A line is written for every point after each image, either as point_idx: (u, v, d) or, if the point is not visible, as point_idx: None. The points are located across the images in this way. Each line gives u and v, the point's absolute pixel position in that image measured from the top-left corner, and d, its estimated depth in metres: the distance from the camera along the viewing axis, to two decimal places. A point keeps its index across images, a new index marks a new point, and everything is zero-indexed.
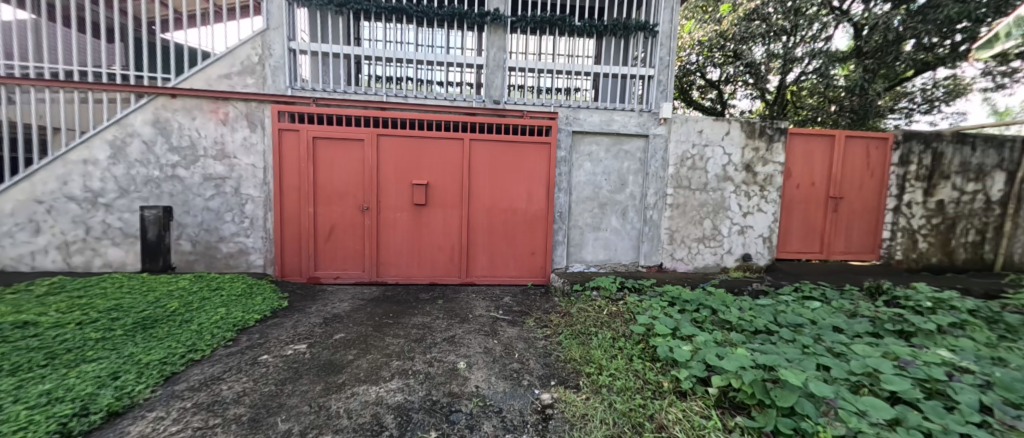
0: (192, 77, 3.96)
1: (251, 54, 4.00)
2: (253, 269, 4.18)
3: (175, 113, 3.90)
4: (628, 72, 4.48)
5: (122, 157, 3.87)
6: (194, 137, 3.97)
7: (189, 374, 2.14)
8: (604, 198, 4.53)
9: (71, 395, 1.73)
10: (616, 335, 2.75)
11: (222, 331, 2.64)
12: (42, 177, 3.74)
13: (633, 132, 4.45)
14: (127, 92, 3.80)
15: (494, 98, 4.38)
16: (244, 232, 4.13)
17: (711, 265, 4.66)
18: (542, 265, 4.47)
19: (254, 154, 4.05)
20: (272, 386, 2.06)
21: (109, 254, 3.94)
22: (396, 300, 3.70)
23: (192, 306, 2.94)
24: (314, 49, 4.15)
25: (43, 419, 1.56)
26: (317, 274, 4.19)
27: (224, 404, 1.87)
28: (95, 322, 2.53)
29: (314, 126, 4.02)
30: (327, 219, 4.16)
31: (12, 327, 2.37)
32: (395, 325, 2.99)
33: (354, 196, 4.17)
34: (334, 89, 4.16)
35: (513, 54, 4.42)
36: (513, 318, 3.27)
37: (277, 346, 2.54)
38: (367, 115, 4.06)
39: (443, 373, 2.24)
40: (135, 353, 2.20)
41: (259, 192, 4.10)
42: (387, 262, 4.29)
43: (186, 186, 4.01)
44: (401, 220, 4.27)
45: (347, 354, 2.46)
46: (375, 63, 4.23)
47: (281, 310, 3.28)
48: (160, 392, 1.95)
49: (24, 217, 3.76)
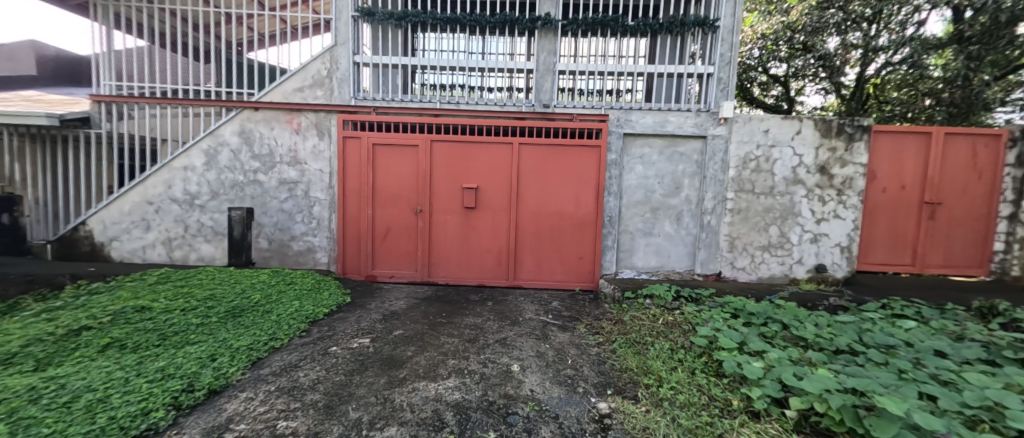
0: (271, 91, 4.35)
1: (321, 69, 4.36)
2: (319, 266, 4.53)
3: (257, 124, 4.35)
4: (685, 71, 4.29)
5: (214, 163, 4.39)
6: (272, 145, 4.39)
7: (271, 360, 2.37)
8: (657, 202, 4.35)
9: (180, 373, 1.99)
10: (674, 346, 2.64)
11: (297, 322, 2.89)
12: (153, 182, 4.35)
13: (689, 134, 4.25)
14: (219, 107, 4.30)
15: (544, 102, 4.39)
16: (312, 232, 4.48)
17: (779, 276, 4.30)
18: (590, 270, 4.37)
19: (322, 160, 4.39)
20: (342, 375, 2.22)
21: (201, 250, 4.46)
22: (448, 300, 3.82)
23: (271, 298, 3.25)
24: (375, 61, 4.39)
25: (160, 392, 1.81)
26: (374, 273, 4.45)
27: (302, 389, 2.05)
28: (195, 309, 2.89)
29: (374, 133, 4.29)
30: (383, 220, 4.40)
31: (133, 311, 2.78)
32: (449, 325, 3.08)
33: (408, 199, 4.38)
34: (392, 99, 4.38)
35: (564, 57, 4.39)
36: (564, 323, 3.23)
37: (344, 339, 2.73)
38: (421, 122, 4.26)
39: (498, 375, 2.27)
40: (228, 338, 2.49)
41: (325, 195, 4.43)
42: (438, 263, 4.45)
43: (265, 190, 4.44)
44: (451, 223, 4.40)
45: (407, 350, 2.58)
46: (429, 72, 4.42)
47: (345, 305, 3.52)
48: (249, 374, 2.18)
49: (138, 216, 4.39)
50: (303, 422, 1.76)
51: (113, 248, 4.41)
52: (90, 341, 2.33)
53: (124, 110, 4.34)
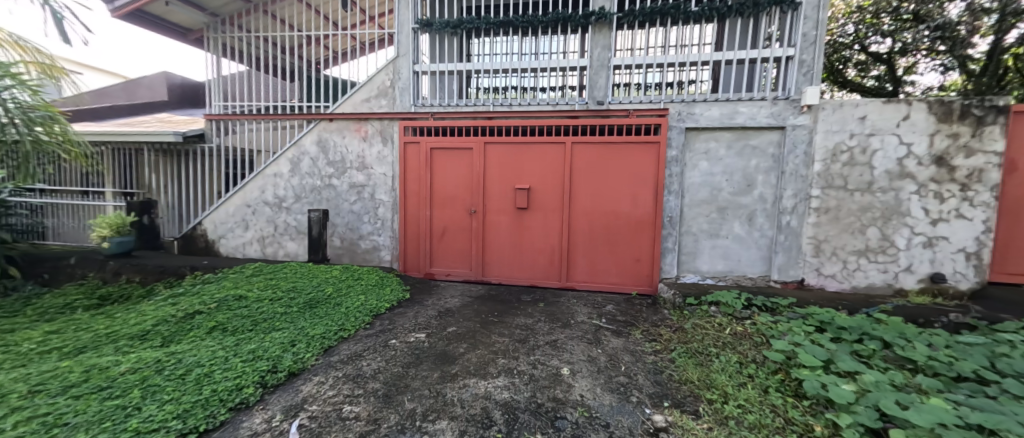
0: (343, 103, 4.80)
1: (385, 79, 4.69)
2: (383, 263, 4.86)
3: (332, 134, 4.82)
4: (760, 56, 3.86)
5: (297, 170, 4.94)
6: (344, 153, 4.83)
7: (340, 349, 2.59)
8: (725, 201, 3.99)
9: (267, 355, 2.28)
10: (744, 360, 2.39)
11: (363, 315, 3.13)
12: (250, 187, 5.02)
13: (763, 125, 3.83)
14: (302, 120, 4.84)
15: (598, 98, 4.24)
16: (377, 231, 4.83)
17: (878, 285, 3.69)
18: (648, 273, 4.14)
19: (385, 165, 4.72)
20: (400, 367, 2.36)
21: (287, 246, 5.05)
22: (500, 300, 3.88)
23: (341, 292, 3.57)
24: (433, 69, 4.63)
25: (251, 370, 2.08)
26: (432, 270, 4.67)
27: (365, 377, 2.21)
28: (280, 299, 3.27)
29: (432, 138, 4.52)
30: (440, 221, 4.60)
31: (233, 298, 3.23)
32: (500, 324, 3.12)
33: (463, 200, 4.53)
34: (448, 104, 4.59)
35: (619, 51, 4.22)
36: (618, 328, 3.10)
37: (403, 333, 2.89)
38: (476, 125, 4.39)
39: (547, 377, 2.25)
40: (305, 327, 2.78)
41: (388, 197, 4.75)
42: (491, 262, 4.53)
43: (337, 193, 4.89)
44: (504, 223, 4.46)
45: (459, 347, 2.66)
46: (483, 75, 4.54)
47: (405, 300, 3.73)
48: (322, 360, 2.41)
49: (239, 217, 5.09)
50: (365, 409, 1.90)
51: (220, 245, 5.17)
52: (201, 323, 2.77)
53: (229, 126, 5.08)
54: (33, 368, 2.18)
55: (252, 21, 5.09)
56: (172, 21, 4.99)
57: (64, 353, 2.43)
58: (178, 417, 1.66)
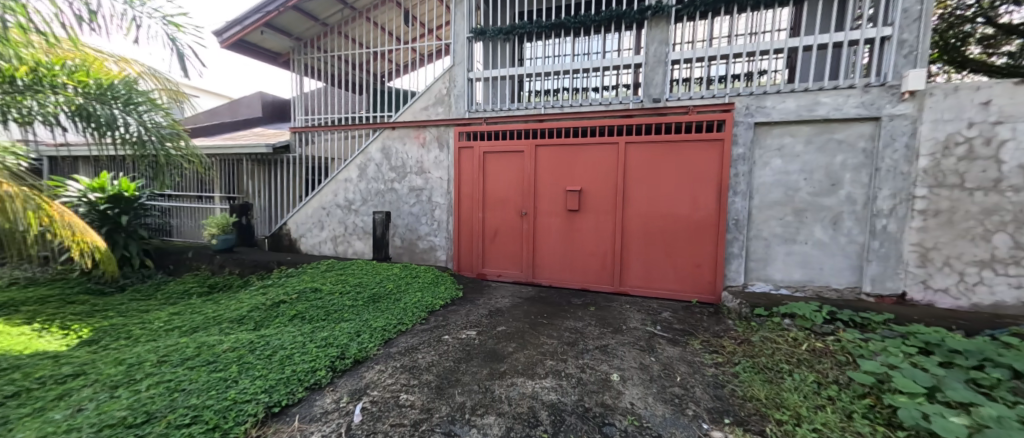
0: (404, 112, 5.15)
1: (442, 88, 4.95)
2: (439, 263, 5.10)
3: (394, 141, 5.19)
4: (847, 38, 3.41)
5: (364, 175, 5.39)
6: (404, 158, 5.17)
7: (399, 341, 2.78)
8: (802, 202, 3.58)
9: (336, 342, 2.52)
10: (823, 380, 2.13)
11: (419, 311, 3.33)
12: (325, 191, 5.59)
13: (851, 116, 3.38)
14: (369, 129, 5.28)
15: (654, 96, 4.04)
16: (434, 232, 5.09)
17: (1009, 304, 3.06)
18: (710, 280, 3.85)
19: (442, 169, 4.97)
20: (452, 361, 2.47)
21: (355, 245, 5.52)
22: (550, 302, 3.87)
23: (401, 288, 3.82)
24: (486, 75, 4.77)
25: (323, 355, 2.33)
26: (484, 271, 4.80)
27: (420, 369, 2.35)
28: (348, 292, 3.59)
29: (485, 142, 4.67)
30: (492, 222, 4.72)
31: (310, 290, 3.62)
32: (549, 326, 3.12)
33: (514, 202, 4.60)
34: (500, 108, 4.70)
35: (678, 45, 4.00)
36: (675, 337, 2.93)
37: (456, 329, 3.02)
38: (527, 128, 4.45)
39: (596, 382, 2.20)
40: (369, 319, 3.02)
41: (444, 200, 4.99)
42: (542, 264, 4.54)
43: (399, 196, 5.24)
44: (555, 225, 4.44)
45: (508, 346, 2.71)
46: (534, 79, 4.59)
47: (458, 299, 3.89)
48: (383, 351, 2.61)
49: (316, 218, 5.68)
50: (419, 398, 2.02)
51: (300, 243, 5.81)
52: (284, 312, 3.15)
53: (310, 137, 5.71)
54: (161, 342, 2.65)
55: (329, 42, 5.68)
56: (266, 47, 5.73)
57: (183, 332, 2.92)
58: (266, 391, 1.92)
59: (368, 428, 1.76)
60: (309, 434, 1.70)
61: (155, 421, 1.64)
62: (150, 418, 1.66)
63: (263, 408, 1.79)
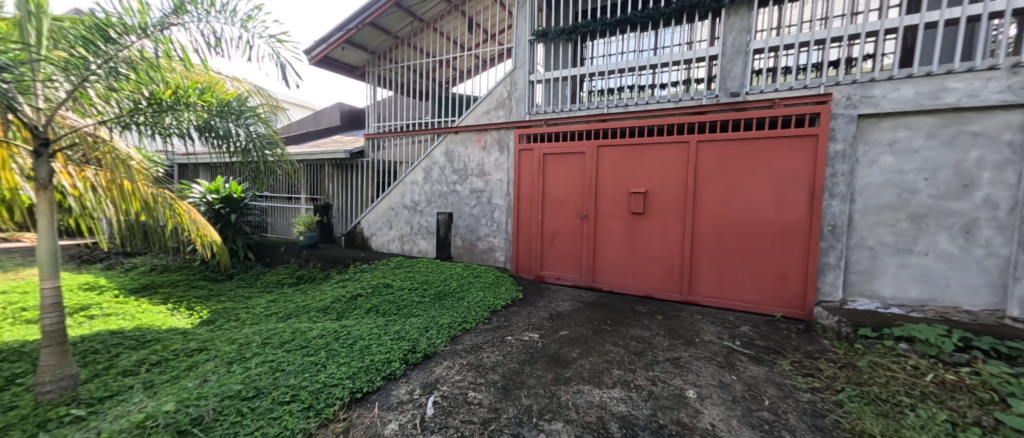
0: (467, 116, 5.31)
1: (503, 91, 5.03)
2: (498, 264, 5.18)
3: (457, 145, 5.38)
4: (986, 10, 2.84)
5: (429, 178, 5.66)
6: (466, 161, 5.34)
7: (464, 339, 2.87)
8: (921, 206, 3.04)
9: (408, 336, 2.67)
10: (958, 421, 1.78)
11: (482, 310, 3.40)
12: (394, 193, 5.97)
13: (990, 104, 2.81)
14: (434, 134, 5.54)
15: (731, 90, 3.73)
16: (493, 233, 5.18)
17: None
18: (798, 292, 3.44)
19: (502, 171, 5.04)
20: (516, 363, 2.48)
21: (420, 244, 5.82)
22: (612, 308, 3.73)
23: (464, 287, 3.94)
24: (547, 77, 4.75)
25: (397, 348, 2.47)
26: (542, 273, 4.78)
27: (486, 368, 2.39)
28: (416, 289, 3.79)
29: (545, 144, 4.65)
30: (551, 224, 4.68)
31: (382, 285, 3.87)
32: (614, 334, 3.00)
33: (574, 204, 4.51)
34: (561, 109, 4.64)
35: (761, 33, 3.64)
36: (758, 354, 2.65)
37: (518, 331, 3.03)
38: (589, 128, 4.35)
39: (669, 397, 2.06)
40: (435, 316, 3.16)
41: (504, 201, 5.05)
42: (603, 269, 4.40)
43: (460, 198, 5.42)
44: (618, 228, 4.28)
45: (572, 352, 2.65)
46: (597, 78, 4.47)
47: (518, 300, 3.91)
48: (450, 347, 2.70)
49: (386, 218, 6.09)
50: (486, 397, 2.05)
51: (372, 241, 6.26)
52: (361, 304, 3.41)
53: (381, 142, 6.14)
54: (263, 326, 3.02)
55: (399, 54, 6.07)
56: (346, 61, 6.29)
57: (279, 318, 3.30)
58: (350, 377, 2.08)
59: (440, 421, 1.83)
60: (387, 422, 1.81)
61: (263, 396, 1.86)
62: (259, 393, 1.89)
63: (348, 393, 1.95)
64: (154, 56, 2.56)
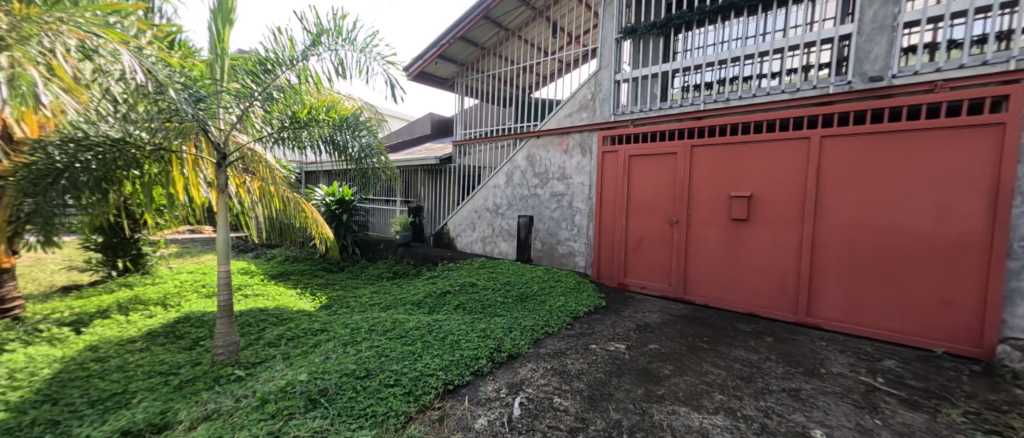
0: (550, 120, 5.34)
1: (587, 93, 4.94)
2: (578, 269, 5.07)
3: (539, 149, 5.43)
4: None
5: (511, 182, 5.81)
6: (548, 165, 5.35)
7: (547, 343, 2.85)
8: None
9: (493, 336, 2.75)
10: None
11: (564, 316, 3.35)
12: (478, 197, 6.25)
13: None
14: (517, 139, 5.68)
15: (870, 74, 3.11)
16: (573, 237, 5.09)
17: None
18: (968, 323, 2.71)
19: (584, 174, 4.94)
20: (602, 373, 2.38)
21: (501, 246, 6.00)
22: (709, 324, 3.37)
23: (545, 291, 3.94)
24: (635, 75, 4.53)
25: (483, 346, 2.56)
26: (625, 281, 4.54)
27: (571, 375, 2.34)
28: (499, 289, 3.90)
29: (631, 145, 4.43)
30: (636, 230, 4.42)
31: (468, 284, 4.07)
32: (713, 353, 2.71)
33: (663, 209, 4.20)
34: (650, 108, 4.38)
35: (913, 2, 2.99)
36: (911, 398, 2.14)
37: (602, 340, 2.91)
38: (682, 127, 4.02)
39: (788, 435, 1.78)
40: (518, 318, 3.20)
41: (585, 205, 4.94)
42: (696, 280, 4.02)
43: (541, 201, 5.44)
44: (715, 236, 3.87)
45: (664, 368, 2.46)
46: (692, 72, 4.13)
47: (601, 308, 3.77)
48: (533, 350, 2.71)
49: (470, 220, 6.42)
50: (573, 405, 2.01)
51: (457, 241, 6.64)
52: (450, 301, 3.64)
53: (467, 148, 6.51)
54: (369, 314, 3.39)
55: (485, 63, 6.38)
56: (438, 74, 6.84)
57: (381, 308, 3.69)
58: (443, 369, 2.22)
59: (527, 423, 1.84)
60: (477, 416, 1.89)
61: (372, 377, 2.09)
62: (369, 374, 2.12)
63: (441, 383, 2.09)
64: (297, 83, 3.09)
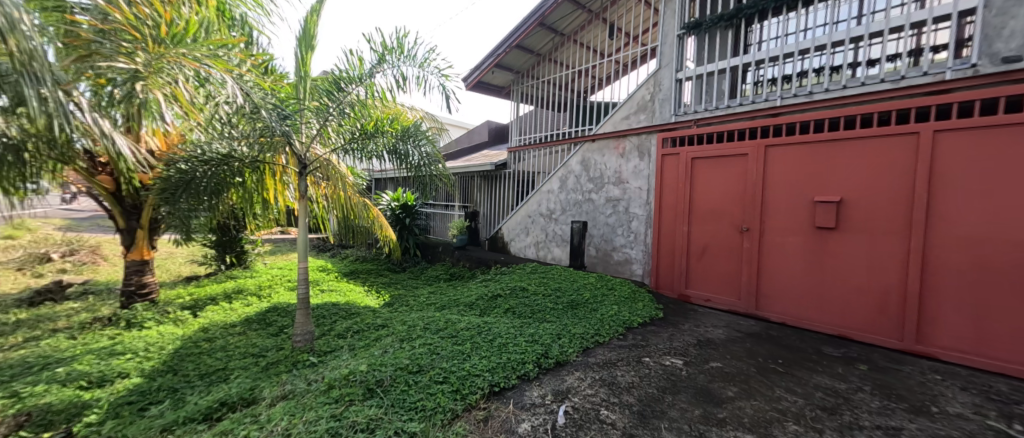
0: (605, 123, 5.20)
1: (645, 94, 4.74)
2: (634, 277, 4.84)
3: (594, 153, 5.32)
4: None
5: (564, 187, 5.76)
6: (603, 169, 5.21)
7: (597, 352, 2.76)
8: None
9: (541, 341, 2.74)
10: None
11: (616, 326, 3.22)
12: (532, 202, 6.29)
13: None
14: (571, 143, 5.63)
15: (1003, 54, 2.55)
16: (629, 244, 4.88)
17: None
18: None
19: (641, 178, 4.73)
20: (655, 389, 2.25)
21: (554, 251, 5.96)
22: (785, 345, 3.01)
23: (597, 299, 3.82)
24: (699, 72, 4.25)
25: (529, 350, 2.57)
26: (687, 292, 4.24)
27: (620, 388, 2.24)
28: (549, 295, 3.87)
29: (694, 147, 4.15)
30: (700, 237, 4.10)
31: (518, 288, 4.10)
32: (788, 378, 2.41)
33: (731, 215, 3.86)
34: (716, 106, 4.07)
35: None
36: None
37: (658, 354, 2.74)
38: (754, 126, 3.67)
39: None
40: (567, 325, 3.15)
41: (643, 211, 4.71)
42: (770, 295, 3.61)
43: (596, 207, 5.31)
44: (794, 246, 3.45)
45: (728, 390, 2.24)
46: (767, 65, 3.76)
47: (658, 319, 3.56)
48: (581, 358, 2.65)
49: (523, 225, 6.47)
50: (621, 419, 1.93)
51: (511, 245, 6.73)
52: (500, 304, 3.70)
53: (522, 154, 6.60)
54: (425, 313, 3.59)
55: (541, 69, 6.44)
56: (494, 83, 7.05)
57: (437, 307, 3.87)
58: (490, 370, 2.27)
59: (571, 433, 1.80)
60: (521, 420, 1.89)
61: (423, 373, 2.21)
62: (420, 370, 2.24)
63: (487, 385, 2.13)
64: (365, 98, 3.40)
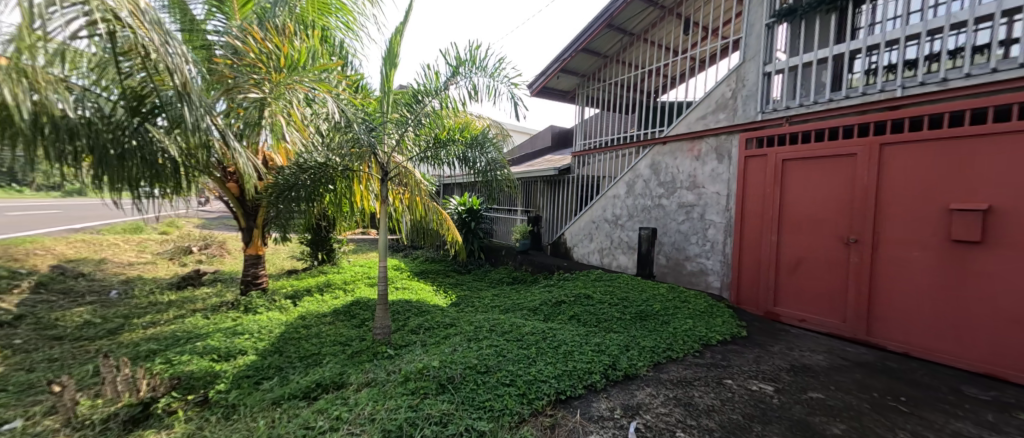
0: (678, 124, 4.87)
1: (726, 91, 4.35)
2: (711, 290, 4.44)
3: (665, 156, 5.03)
4: None
5: (632, 192, 5.52)
6: (675, 173, 4.89)
7: (670, 369, 2.59)
8: None
9: (608, 352, 2.65)
10: None
11: (691, 342, 2.98)
12: (596, 207, 6.14)
13: None
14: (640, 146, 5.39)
15: None
16: (705, 254, 4.50)
17: None
18: None
19: (719, 182, 4.35)
20: (740, 415, 2.04)
21: (620, 258, 5.73)
22: (909, 380, 2.52)
23: (669, 311, 3.58)
24: (792, 63, 3.80)
25: (596, 360, 2.49)
26: (776, 310, 3.79)
27: (698, 410, 2.07)
28: (616, 304, 3.73)
29: (786, 147, 3.72)
30: (792, 249, 3.65)
31: (583, 295, 4.02)
32: (914, 420, 2.02)
33: (833, 224, 3.37)
34: (814, 101, 3.58)
35: None
36: None
37: (742, 376, 2.48)
38: (863, 121, 3.17)
39: None
40: (636, 337, 3.00)
41: (721, 218, 4.32)
42: (886, 319, 3.07)
43: (666, 212, 5.00)
44: (919, 263, 2.90)
45: (832, 426, 1.95)
46: (883, 51, 3.22)
47: (740, 338, 3.22)
48: (652, 373, 2.50)
49: (587, 231, 6.33)
50: None
51: (574, 251, 6.62)
52: (564, 311, 3.66)
53: (587, 158, 6.47)
54: (490, 315, 3.68)
55: (608, 71, 6.28)
56: (560, 87, 7.05)
57: (501, 310, 3.95)
58: (555, 377, 2.25)
59: None
60: (589, 432, 1.84)
61: (490, 374, 2.27)
62: (488, 370, 2.30)
63: (554, 392, 2.11)
64: (440, 109, 3.62)
